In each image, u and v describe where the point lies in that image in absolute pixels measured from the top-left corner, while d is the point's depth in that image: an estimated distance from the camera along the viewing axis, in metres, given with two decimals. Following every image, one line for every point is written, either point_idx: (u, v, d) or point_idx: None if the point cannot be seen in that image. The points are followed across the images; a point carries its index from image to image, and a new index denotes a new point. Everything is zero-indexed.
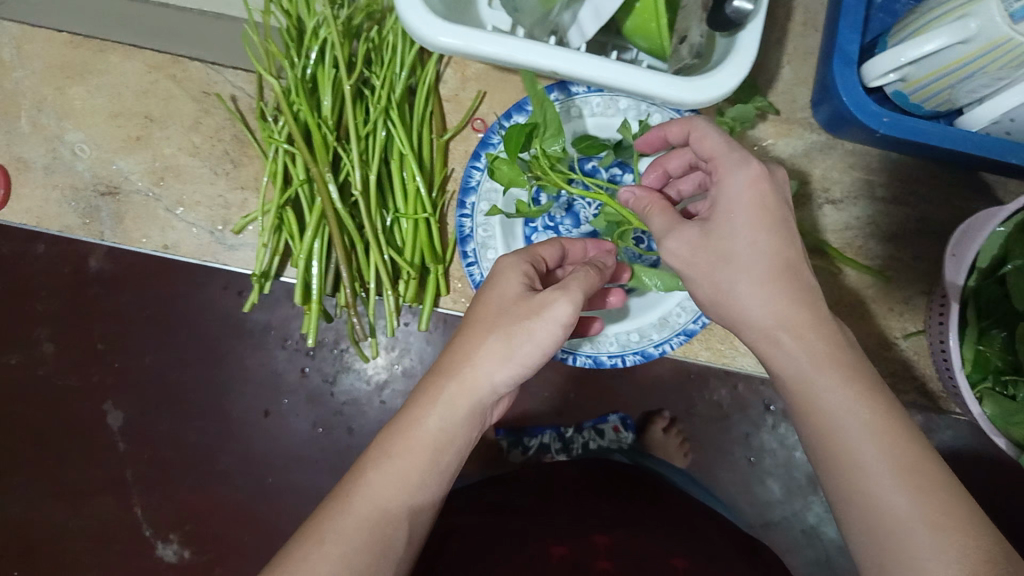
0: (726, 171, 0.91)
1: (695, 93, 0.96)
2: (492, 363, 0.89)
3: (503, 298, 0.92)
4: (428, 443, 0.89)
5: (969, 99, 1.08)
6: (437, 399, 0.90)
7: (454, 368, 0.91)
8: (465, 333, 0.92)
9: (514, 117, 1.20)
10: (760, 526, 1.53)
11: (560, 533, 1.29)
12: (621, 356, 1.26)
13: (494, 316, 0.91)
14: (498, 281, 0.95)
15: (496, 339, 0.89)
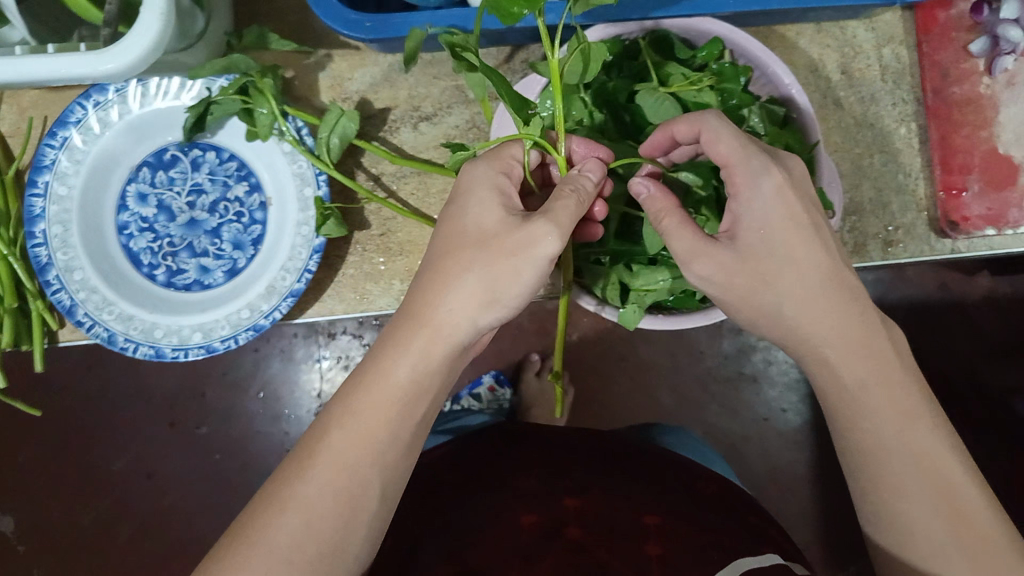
0: (749, 178, 0.72)
1: (134, 51, 0.69)
2: (479, 311, 0.70)
3: (487, 233, 0.71)
4: (394, 394, 0.69)
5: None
6: (416, 347, 0.70)
7: (442, 311, 0.70)
8: (450, 270, 0.71)
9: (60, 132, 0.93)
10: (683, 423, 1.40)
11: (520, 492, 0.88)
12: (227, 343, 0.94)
13: (479, 258, 0.70)
14: (474, 213, 0.72)
15: (482, 283, 0.69)
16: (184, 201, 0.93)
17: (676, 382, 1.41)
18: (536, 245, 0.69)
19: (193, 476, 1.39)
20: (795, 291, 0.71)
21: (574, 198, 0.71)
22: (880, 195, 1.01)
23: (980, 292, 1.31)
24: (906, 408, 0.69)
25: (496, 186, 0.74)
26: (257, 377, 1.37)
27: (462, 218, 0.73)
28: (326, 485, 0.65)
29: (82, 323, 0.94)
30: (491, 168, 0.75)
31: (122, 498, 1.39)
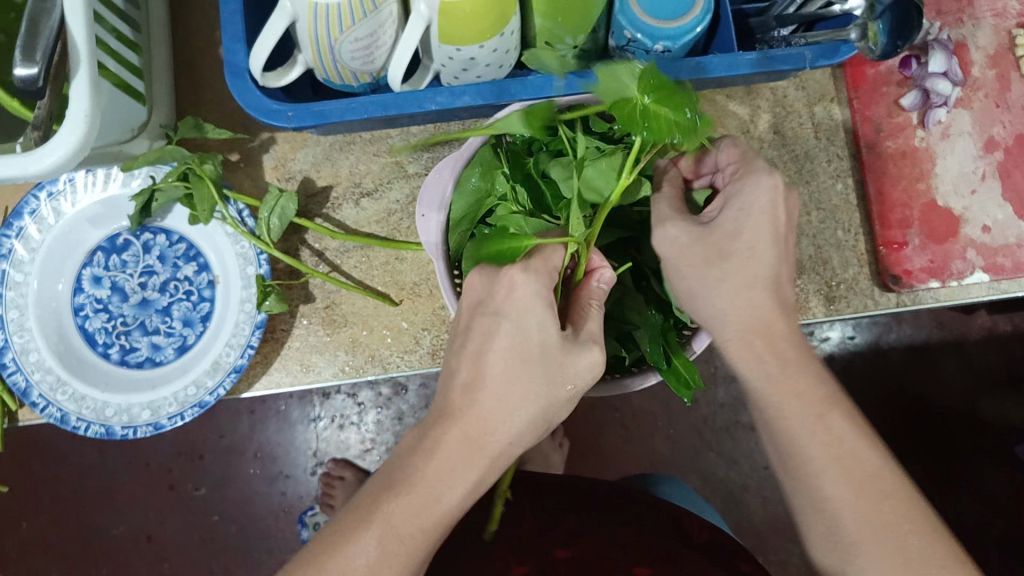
0: (740, 184, 0.51)
1: (52, 163, 0.53)
2: (530, 436, 0.51)
3: (546, 355, 0.49)
4: (438, 517, 0.49)
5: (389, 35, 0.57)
6: (470, 469, 0.50)
7: (492, 422, 0.49)
8: (489, 391, 0.50)
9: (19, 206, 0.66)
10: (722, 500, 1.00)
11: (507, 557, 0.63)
12: (173, 415, 0.66)
13: (531, 374, 0.49)
14: (519, 328, 0.50)
15: (535, 407, 0.50)
16: (75, 304, 0.69)
17: (673, 432, 1.00)
18: (595, 371, 0.50)
19: (193, 549, 1.02)
20: (734, 324, 0.50)
21: (603, 319, 0.52)
22: (822, 249, 0.70)
23: (980, 331, 0.96)
24: (813, 443, 0.50)
25: (548, 289, 0.50)
26: (255, 440, 1.00)
27: (502, 342, 0.50)
28: (364, 567, 0.48)
29: (38, 407, 0.66)
30: (540, 281, 0.50)
31: (125, 572, 1.02)
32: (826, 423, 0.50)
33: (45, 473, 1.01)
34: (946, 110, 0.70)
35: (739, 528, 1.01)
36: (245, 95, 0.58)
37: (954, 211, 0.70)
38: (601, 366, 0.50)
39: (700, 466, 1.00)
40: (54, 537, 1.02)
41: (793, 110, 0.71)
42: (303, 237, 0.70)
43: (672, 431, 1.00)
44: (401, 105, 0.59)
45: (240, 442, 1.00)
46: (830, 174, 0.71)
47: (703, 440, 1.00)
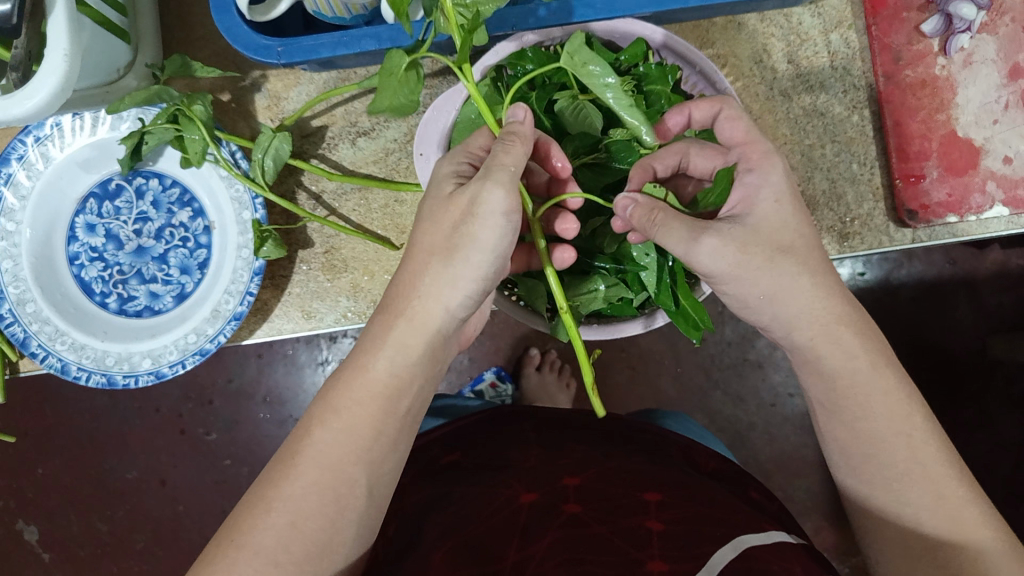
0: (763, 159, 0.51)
1: (55, 98, 0.51)
2: (451, 292, 0.46)
3: (443, 209, 0.47)
4: (377, 394, 0.46)
5: None
6: (394, 334, 0.47)
7: (410, 289, 0.47)
8: (408, 262, 0.47)
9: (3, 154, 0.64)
10: (728, 440, 1.00)
11: (516, 480, 0.59)
12: (177, 361, 0.65)
13: (433, 232, 0.47)
14: (430, 202, 0.48)
15: (442, 257, 0.46)
16: (71, 253, 0.68)
17: (679, 370, 0.99)
18: (490, 195, 0.45)
19: (205, 489, 1.02)
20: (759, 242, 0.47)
21: (512, 142, 0.47)
22: (835, 184, 0.68)
23: (993, 268, 0.94)
24: None
25: (454, 165, 0.50)
26: (264, 383, 1.00)
27: (421, 218, 0.48)
28: (321, 453, 0.44)
29: (37, 356, 0.65)
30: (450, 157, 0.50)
31: (141, 511, 1.03)
32: (835, 366, 0.49)
33: (60, 416, 1.01)
34: (969, 37, 0.67)
35: (746, 463, 1.00)
36: (233, 29, 0.56)
37: (974, 142, 0.67)
38: (499, 189, 0.45)
39: (708, 407, 1.00)
40: (66, 482, 1.03)
41: (807, 38, 0.67)
42: (300, 179, 0.68)
43: (680, 373, 1.00)
44: (395, 38, 0.56)
45: (247, 387, 1.00)
46: (847, 106, 0.68)
47: (711, 381, 0.99)
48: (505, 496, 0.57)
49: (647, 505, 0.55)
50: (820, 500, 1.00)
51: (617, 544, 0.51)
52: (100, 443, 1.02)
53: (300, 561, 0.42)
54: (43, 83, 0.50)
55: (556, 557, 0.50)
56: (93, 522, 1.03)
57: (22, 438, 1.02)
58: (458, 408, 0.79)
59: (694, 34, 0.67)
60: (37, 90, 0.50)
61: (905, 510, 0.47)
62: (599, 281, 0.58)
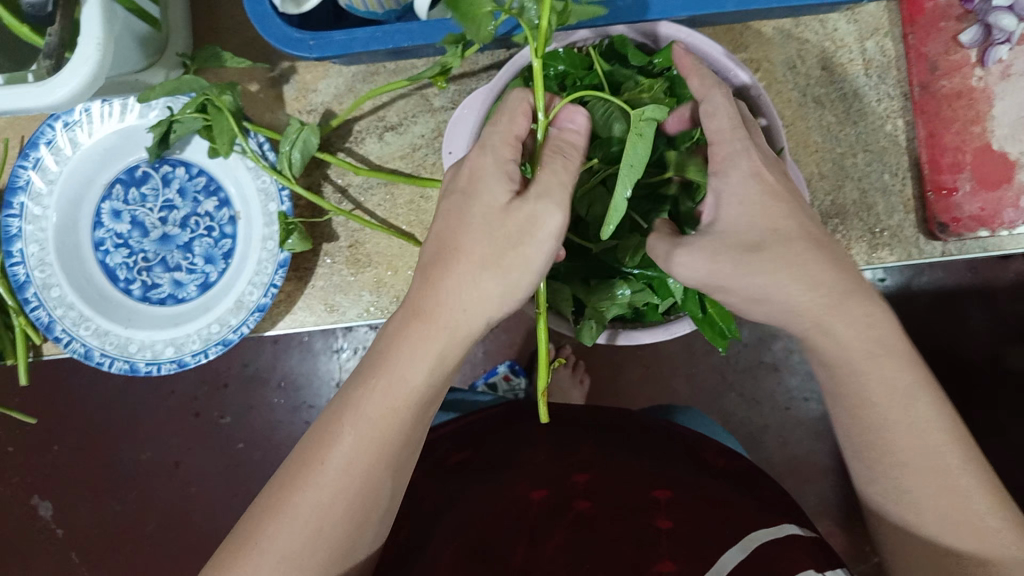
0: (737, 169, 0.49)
1: (92, 83, 0.51)
2: (497, 308, 0.47)
3: (497, 218, 0.46)
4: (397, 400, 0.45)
5: None
6: (423, 343, 0.46)
7: (452, 301, 0.46)
8: (450, 267, 0.46)
9: (33, 138, 0.64)
10: (743, 441, 0.99)
11: (529, 474, 0.59)
12: (199, 350, 0.65)
13: (489, 245, 0.46)
14: (478, 203, 0.47)
15: (495, 271, 0.46)
16: (97, 239, 0.68)
17: (695, 371, 0.98)
18: (550, 224, 0.46)
19: (219, 472, 1.02)
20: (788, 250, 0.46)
21: (564, 163, 0.48)
22: (865, 191, 0.67)
23: (1015, 278, 0.92)
24: (839, 402, 0.48)
25: (498, 161, 0.48)
26: (279, 369, 1.00)
27: (465, 220, 0.47)
28: (337, 451, 0.45)
29: (60, 340, 0.65)
30: (488, 154, 0.48)
31: (154, 492, 1.03)
32: (860, 377, 0.48)
33: (77, 396, 1.02)
34: (1008, 48, 0.65)
35: (760, 465, 0.99)
36: (265, 22, 0.56)
37: (1009, 155, 0.66)
38: (561, 218, 0.46)
39: (724, 408, 0.99)
40: (81, 461, 1.03)
41: (841, 43, 0.66)
42: (326, 172, 0.68)
43: (696, 374, 0.99)
44: (427, 35, 0.56)
45: (263, 372, 1.01)
46: (879, 115, 0.67)
47: (728, 383, 0.98)
48: (512, 492, 0.57)
49: (658, 505, 0.54)
50: (834, 505, 0.99)
51: (624, 542, 0.50)
52: (114, 423, 1.02)
53: (318, 562, 0.44)
54: (81, 70, 0.50)
55: (564, 555, 0.51)
56: (106, 501, 1.04)
57: (39, 416, 1.03)
58: (474, 399, 0.79)
59: (726, 37, 0.67)
60: (75, 78, 0.51)
61: (922, 519, 0.46)
62: (626, 285, 0.58)
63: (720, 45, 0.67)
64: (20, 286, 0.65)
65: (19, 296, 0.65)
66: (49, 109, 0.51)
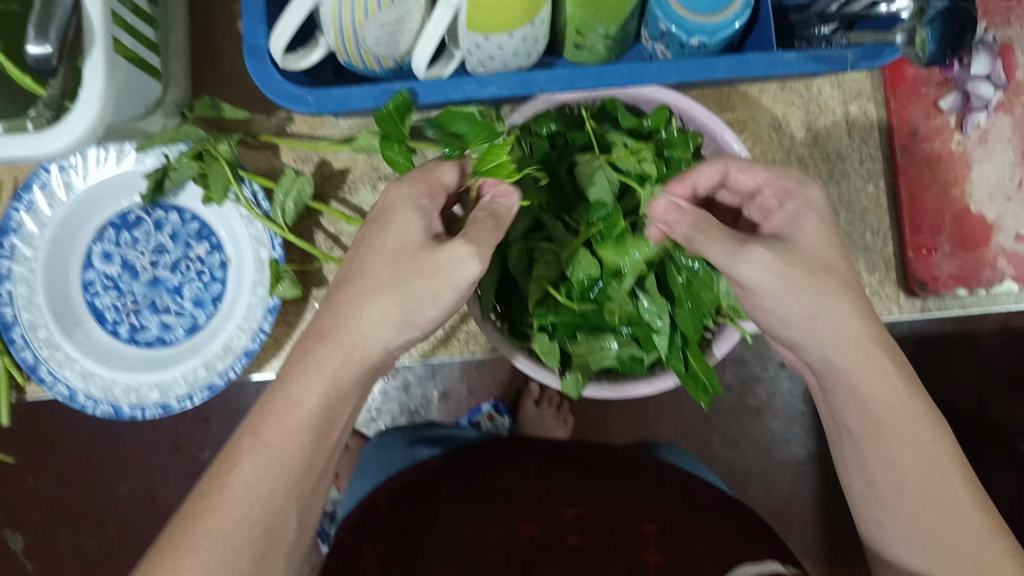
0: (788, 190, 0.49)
1: (92, 134, 0.52)
2: (392, 336, 0.46)
3: (406, 249, 0.46)
4: None
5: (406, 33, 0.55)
6: (327, 370, 0.45)
7: (353, 327, 0.45)
8: (352, 289, 0.46)
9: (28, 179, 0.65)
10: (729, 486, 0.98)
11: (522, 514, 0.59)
12: (187, 396, 0.65)
13: (393, 274, 0.45)
14: (392, 232, 0.46)
15: (396, 301, 0.45)
16: (86, 280, 0.68)
17: None
18: None
19: None
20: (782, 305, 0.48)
21: (493, 222, 0.47)
22: (846, 248, 0.69)
23: None
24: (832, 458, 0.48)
25: (421, 196, 0.48)
26: (263, 405, 0.93)
27: (375, 245, 0.46)
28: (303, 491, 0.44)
29: (44, 382, 0.65)
30: (412, 187, 0.48)
31: None
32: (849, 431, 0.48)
33: None
34: (986, 114, 0.68)
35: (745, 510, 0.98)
36: (265, 78, 0.56)
37: (987, 219, 0.68)
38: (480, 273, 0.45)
39: None
40: None
41: (822, 106, 0.68)
42: (319, 220, 0.69)
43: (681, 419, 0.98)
44: (424, 94, 0.57)
45: None
46: (862, 176, 0.69)
47: None
48: (505, 529, 0.58)
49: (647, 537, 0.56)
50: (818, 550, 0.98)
51: None
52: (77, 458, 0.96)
53: None
54: (81, 121, 0.51)
55: None
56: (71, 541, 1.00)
57: None
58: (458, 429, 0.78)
59: (715, 99, 0.68)
60: (72, 130, 0.51)
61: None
62: (612, 339, 0.58)
63: (709, 105, 0.68)
64: (7, 326, 0.65)
65: (6, 335, 0.65)
66: (46, 158, 0.52)
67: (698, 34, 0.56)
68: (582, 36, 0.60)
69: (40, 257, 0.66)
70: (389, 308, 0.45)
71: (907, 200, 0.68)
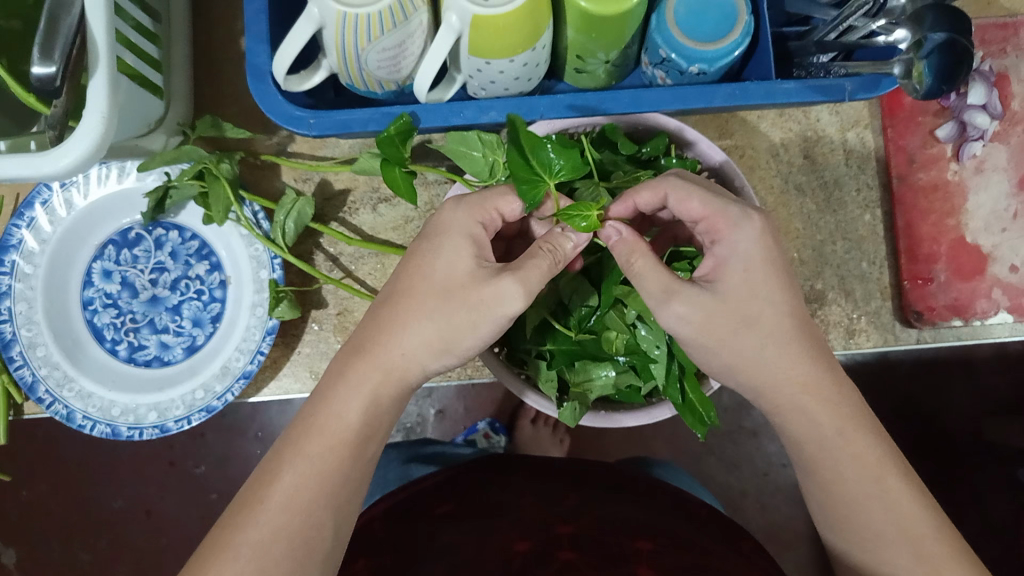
0: (729, 227, 0.50)
1: (94, 153, 0.52)
2: (430, 360, 0.50)
3: (452, 281, 0.49)
4: None
5: (407, 57, 0.55)
6: (366, 386, 0.49)
7: (390, 347, 0.49)
8: (401, 314, 0.49)
9: (30, 197, 0.65)
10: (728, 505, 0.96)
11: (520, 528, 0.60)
12: (186, 416, 0.65)
13: (439, 304, 0.49)
14: (443, 259, 0.49)
15: (438, 329, 0.49)
16: (85, 298, 0.68)
17: None
18: None
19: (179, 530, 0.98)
20: (771, 333, 0.50)
21: (551, 258, 0.48)
22: (843, 278, 0.69)
23: None
24: None
25: (475, 225, 0.50)
26: (257, 419, 0.91)
27: (425, 271, 0.50)
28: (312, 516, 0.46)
29: (41, 400, 0.65)
30: (468, 214, 0.50)
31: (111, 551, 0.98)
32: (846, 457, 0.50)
33: None
34: (981, 145, 0.69)
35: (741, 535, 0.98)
36: (268, 99, 0.56)
37: (982, 249, 0.69)
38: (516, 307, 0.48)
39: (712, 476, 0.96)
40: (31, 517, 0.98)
41: (819, 132, 0.69)
42: (318, 241, 0.69)
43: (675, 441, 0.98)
44: (425, 116, 0.57)
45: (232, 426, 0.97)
46: (859, 205, 0.69)
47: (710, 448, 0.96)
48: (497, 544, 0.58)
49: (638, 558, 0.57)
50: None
51: None
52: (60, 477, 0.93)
53: None
54: (84, 140, 0.52)
55: None
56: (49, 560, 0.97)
57: None
58: (447, 449, 0.78)
59: (713, 124, 0.68)
60: (74, 150, 0.51)
61: None
62: (609, 366, 0.59)
63: (707, 131, 0.68)
64: (5, 344, 0.65)
65: (4, 353, 0.65)
66: (48, 177, 0.52)
67: (698, 62, 0.57)
68: (582, 61, 0.61)
69: (40, 275, 0.66)
70: (437, 337, 0.49)
71: (904, 228, 0.68)
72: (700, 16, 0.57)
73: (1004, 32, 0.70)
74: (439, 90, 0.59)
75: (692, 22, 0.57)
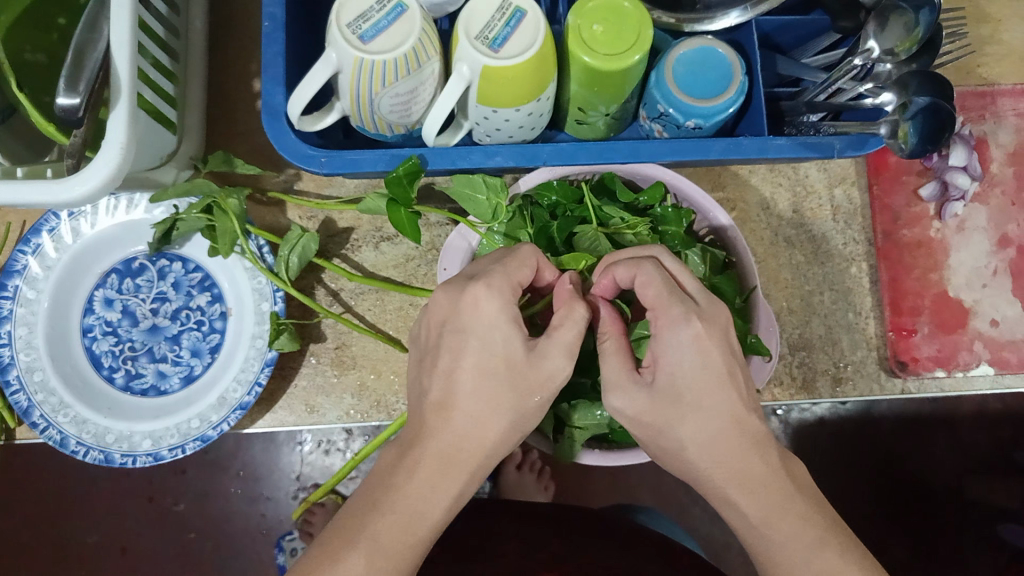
0: (667, 328, 0.50)
1: (110, 181, 0.54)
2: (477, 436, 0.50)
3: (468, 338, 0.50)
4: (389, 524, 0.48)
5: (417, 104, 0.58)
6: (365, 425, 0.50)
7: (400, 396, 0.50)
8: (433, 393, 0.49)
9: (38, 223, 0.66)
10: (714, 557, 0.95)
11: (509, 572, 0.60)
12: (180, 446, 0.65)
13: (457, 360, 0.50)
14: (474, 338, 0.49)
15: (460, 388, 0.50)
16: (85, 325, 0.69)
17: None
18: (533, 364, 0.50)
19: None
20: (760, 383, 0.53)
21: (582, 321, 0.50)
22: (829, 327, 0.71)
23: None
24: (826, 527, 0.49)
25: (513, 303, 0.50)
26: (240, 458, 0.89)
27: (460, 352, 0.50)
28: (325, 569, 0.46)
29: (35, 425, 0.65)
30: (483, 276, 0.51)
31: None
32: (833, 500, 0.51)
33: None
34: (962, 204, 0.72)
35: None
36: (281, 137, 0.58)
37: (964, 303, 0.71)
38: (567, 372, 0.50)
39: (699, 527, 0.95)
40: None
41: (807, 187, 0.72)
42: (320, 276, 0.70)
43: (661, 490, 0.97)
44: (433, 159, 0.59)
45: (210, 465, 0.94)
46: (846, 257, 0.71)
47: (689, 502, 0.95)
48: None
49: None
50: None
51: None
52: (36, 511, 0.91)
53: None
54: (100, 169, 0.53)
55: None
56: None
57: None
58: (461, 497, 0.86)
59: (707, 177, 0.71)
60: (91, 179, 0.53)
61: None
62: (604, 406, 0.59)
63: (701, 182, 0.71)
64: (3, 368, 0.65)
65: (1, 377, 0.65)
66: (63, 203, 0.53)
67: (696, 118, 0.60)
68: (584, 113, 0.63)
69: (42, 300, 0.67)
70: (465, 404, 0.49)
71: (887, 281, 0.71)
72: (698, 76, 0.60)
73: (983, 99, 0.73)
74: (446, 134, 0.62)
75: (690, 81, 0.59)
